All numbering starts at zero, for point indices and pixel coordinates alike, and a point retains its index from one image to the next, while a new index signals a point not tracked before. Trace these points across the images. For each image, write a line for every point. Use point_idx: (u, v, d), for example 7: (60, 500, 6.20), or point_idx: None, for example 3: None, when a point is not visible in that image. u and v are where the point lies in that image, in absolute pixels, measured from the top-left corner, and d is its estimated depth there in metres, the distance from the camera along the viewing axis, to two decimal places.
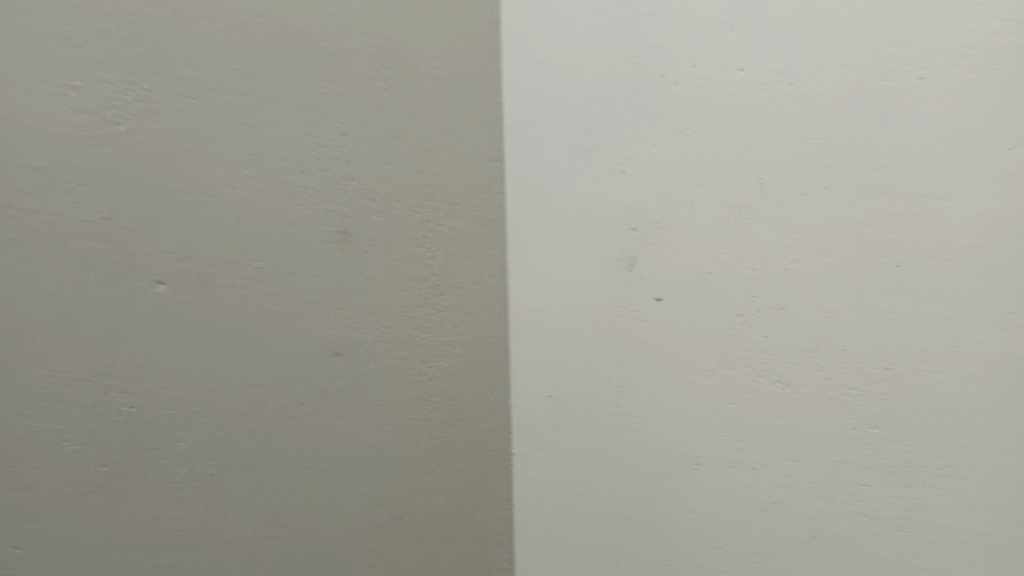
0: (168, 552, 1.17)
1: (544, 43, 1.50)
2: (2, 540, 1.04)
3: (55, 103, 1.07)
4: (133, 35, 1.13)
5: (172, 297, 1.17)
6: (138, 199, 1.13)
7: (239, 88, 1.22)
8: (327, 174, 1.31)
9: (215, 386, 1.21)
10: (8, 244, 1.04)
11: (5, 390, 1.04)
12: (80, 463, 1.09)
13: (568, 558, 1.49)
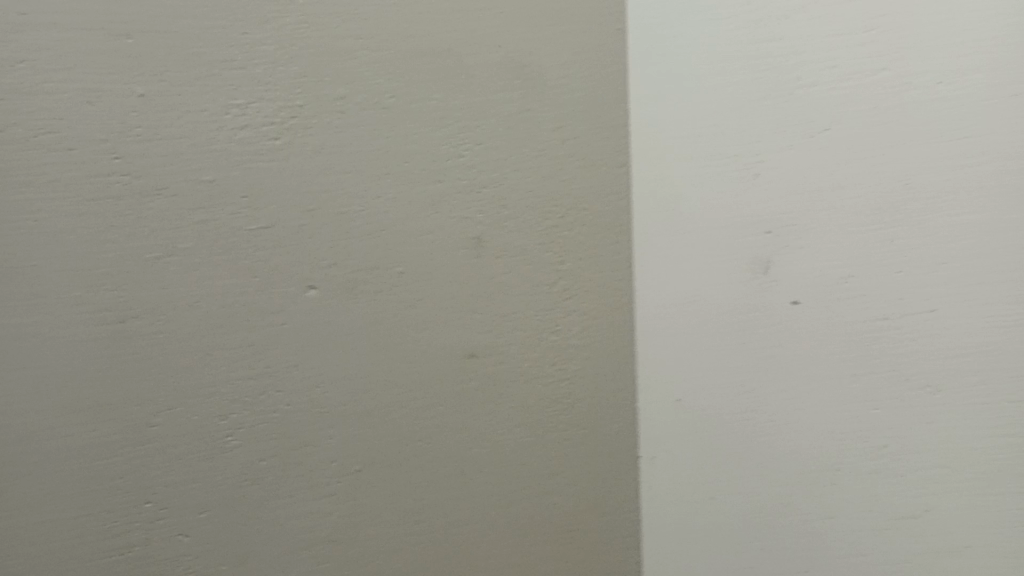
0: (321, 544, 1.23)
1: (672, 45, 1.48)
2: (174, 526, 1.12)
3: (220, 121, 1.15)
4: (288, 54, 1.19)
5: (322, 301, 1.23)
6: (293, 209, 1.20)
7: (383, 102, 1.28)
8: (463, 183, 1.35)
9: (362, 387, 1.27)
10: (181, 253, 1.12)
11: (178, 388, 1.13)
12: (242, 458, 1.17)
13: (699, 563, 1.49)
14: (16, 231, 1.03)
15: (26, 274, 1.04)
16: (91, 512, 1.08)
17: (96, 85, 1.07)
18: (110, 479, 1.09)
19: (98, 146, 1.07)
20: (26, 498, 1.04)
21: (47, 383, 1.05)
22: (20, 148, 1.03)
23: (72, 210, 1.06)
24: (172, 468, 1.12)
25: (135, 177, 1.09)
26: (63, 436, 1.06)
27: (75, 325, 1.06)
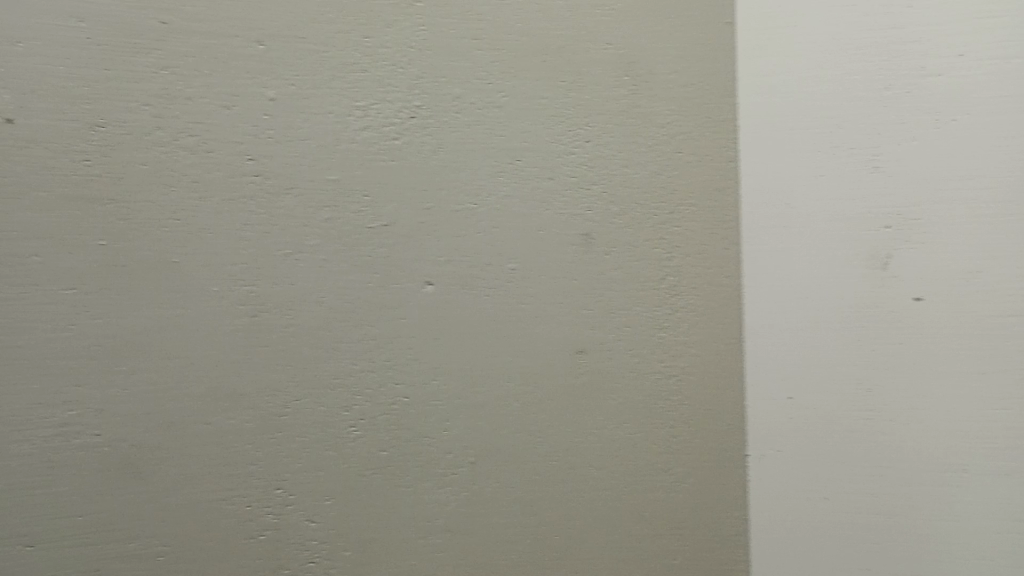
0: (436, 532, 1.26)
1: (788, 38, 1.45)
2: (301, 512, 1.17)
3: (345, 123, 1.19)
4: (407, 57, 1.23)
5: (440, 296, 1.26)
6: (411, 207, 1.24)
7: (496, 101, 1.30)
8: (573, 180, 1.35)
9: (476, 381, 1.29)
10: (308, 250, 1.17)
11: (306, 380, 1.17)
12: (364, 448, 1.21)
13: (812, 565, 1.44)
14: (162, 229, 1.09)
15: (170, 270, 1.09)
16: (227, 497, 1.13)
17: (234, 89, 1.12)
18: (244, 466, 1.14)
19: (235, 148, 1.12)
20: (169, 482, 1.10)
21: (188, 373, 1.10)
22: (165, 150, 1.09)
23: (211, 209, 1.11)
24: (301, 456, 1.17)
25: (267, 177, 1.14)
26: (202, 423, 1.11)
27: (214, 319, 1.12)
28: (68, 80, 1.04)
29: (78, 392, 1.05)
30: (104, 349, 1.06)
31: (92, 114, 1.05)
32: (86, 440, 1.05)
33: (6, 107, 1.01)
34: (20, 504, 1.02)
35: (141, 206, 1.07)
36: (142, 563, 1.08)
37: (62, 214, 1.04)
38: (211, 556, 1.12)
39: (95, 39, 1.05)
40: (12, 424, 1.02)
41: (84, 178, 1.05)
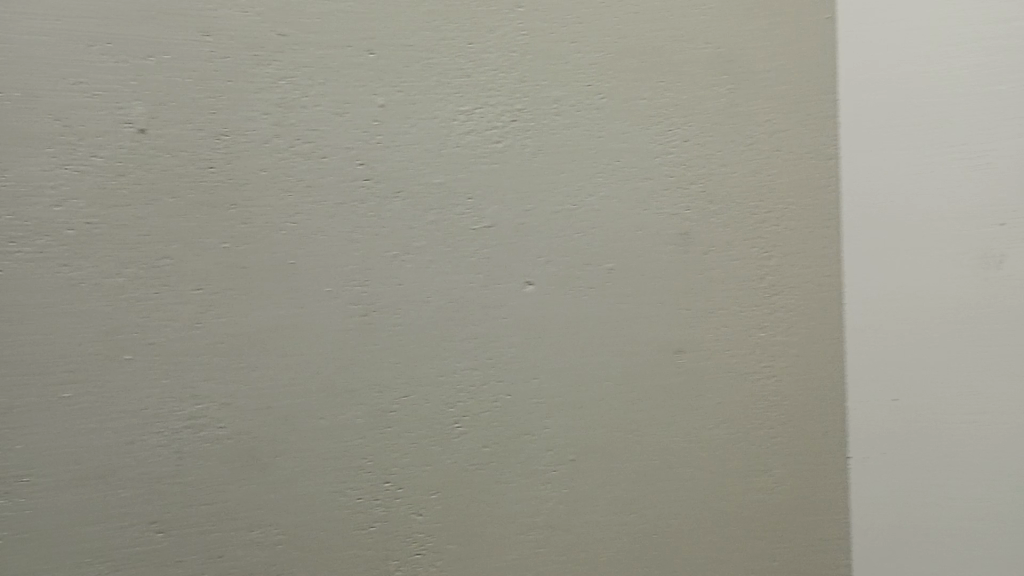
0: (538, 528, 1.28)
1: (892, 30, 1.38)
2: (409, 505, 1.21)
3: (449, 127, 1.22)
4: (509, 62, 1.25)
5: (541, 297, 1.28)
6: (513, 208, 1.26)
7: (595, 103, 1.31)
8: (671, 180, 1.34)
9: (576, 380, 1.30)
10: (415, 252, 1.20)
11: (413, 377, 1.21)
12: (467, 444, 1.24)
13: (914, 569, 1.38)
14: (280, 232, 1.14)
15: (288, 271, 1.14)
16: (340, 489, 1.17)
17: (345, 97, 1.16)
18: (355, 459, 1.18)
19: (347, 155, 1.17)
20: (287, 473, 1.15)
21: (304, 370, 1.15)
22: (283, 157, 1.14)
23: (325, 213, 1.16)
24: (408, 450, 1.21)
25: (377, 181, 1.18)
26: (317, 418, 1.16)
27: (327, 317, 1.16)
28: (195, 91, 1.10)
29: (204, 386, 1.10)
30: (228, 347, 1.11)
31: (217, 123, 1.11)
32: (211, 433, 1.11)
33: (140, 118, 1.08)
34: (152, 492, 1.09)
35: (260, 210, 1.13)
36: (262, 550, 1.13)
37: (190, 218, 1.10)
38: (325, 545, 1.17)
39: (219, 52, 1.11)
40: (145, 417, 1.08)
41: (209, 184, 1.10)
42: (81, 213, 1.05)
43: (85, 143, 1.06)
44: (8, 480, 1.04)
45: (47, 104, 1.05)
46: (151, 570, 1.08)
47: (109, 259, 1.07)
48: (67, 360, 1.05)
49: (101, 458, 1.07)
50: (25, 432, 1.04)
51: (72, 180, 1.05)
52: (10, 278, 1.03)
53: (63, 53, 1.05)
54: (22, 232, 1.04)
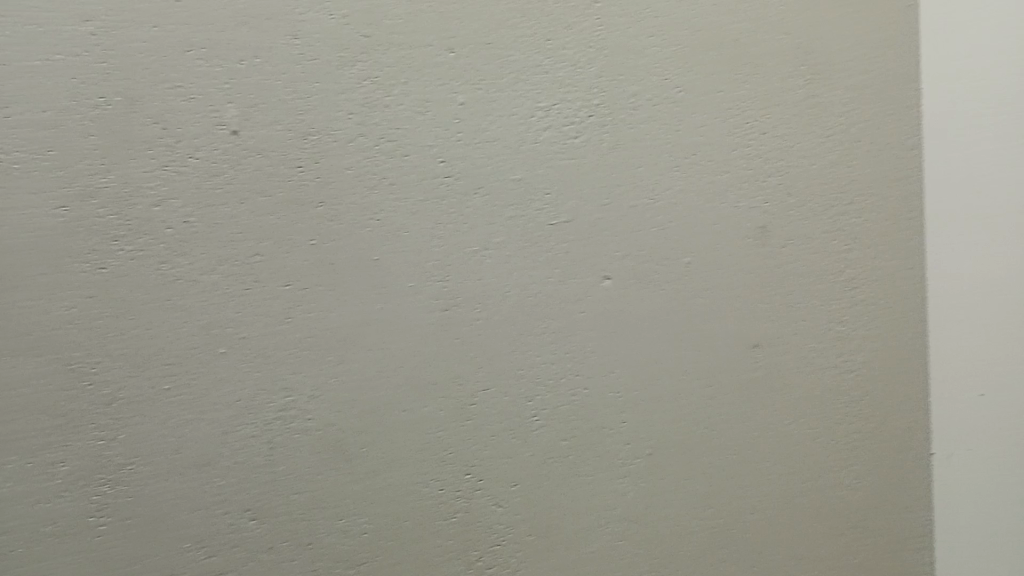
0: (616, 521, 1.28)
1: (959, 18, 1.38)
2: (490, 496, 1.23)
3: (528, 123, 1.23)
4: (587, 57, 1.26)
5: (619, 291, 1.28)
6: (591, 203, 1.26)
7: (672, 97, 1.30)
8: (749, 172, 1.33)
9: (654, 374, 1.29)
10: (494, 247, 1.22)
11: (494, 371, 1.23)
12: (546, 436, 1.25)
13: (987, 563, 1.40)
14: (364, 229, 1.16)
15: (372, 267, 1.17)
16: (423, 480, 1.20)
17: (426, 95, 1.19)
18: (437, 451, 1.20)
19: (429, 152, 1.19)
20: (372, 464, 1.18)
21: (388, 364, 1.18)
22: (368, 155, 1.16)
23: (408, 210, 1.18)
24: (488, 443, 1.22)
25: (457, 178, 1.20)
26: (401, 410, 1.19)
27: (410, 312, 1.19)
28: (285, 93, 1.13)
29: (294, 379, 1.14)
30: (316, 341, 1.15)
31: (306, 124, 1.14)
32: (301, 424, 1.14)
33: (233, 120, 1.11)
34: (246, 481, 1.12)
35: (347, 208, 1.16)
36: (349, 539, 1.17)
37: (280, 216, 1.13)
38: (409, 534, 1.19)
39: (308, 54, 1.14)
40: (239, 409, 1.12)
41: (298, 183, 1.14)
42: (179, 212, 1.09)
43: (182, 145, 1.09)
44: (112, 468, 1.08)
45: (147, 108, 1.09)
46: (245, 556, 1.12)
47: (205, 256, 1.10)
48: (166, 353, 1.09)
49: (198, 448, 1.11)
50: (127, 423, 1.08)
51: (170, 181, 1.09)
52: (114, 275, 1.07)
53: (161, 58, 1.09)
54: (125, 231, 1.08)
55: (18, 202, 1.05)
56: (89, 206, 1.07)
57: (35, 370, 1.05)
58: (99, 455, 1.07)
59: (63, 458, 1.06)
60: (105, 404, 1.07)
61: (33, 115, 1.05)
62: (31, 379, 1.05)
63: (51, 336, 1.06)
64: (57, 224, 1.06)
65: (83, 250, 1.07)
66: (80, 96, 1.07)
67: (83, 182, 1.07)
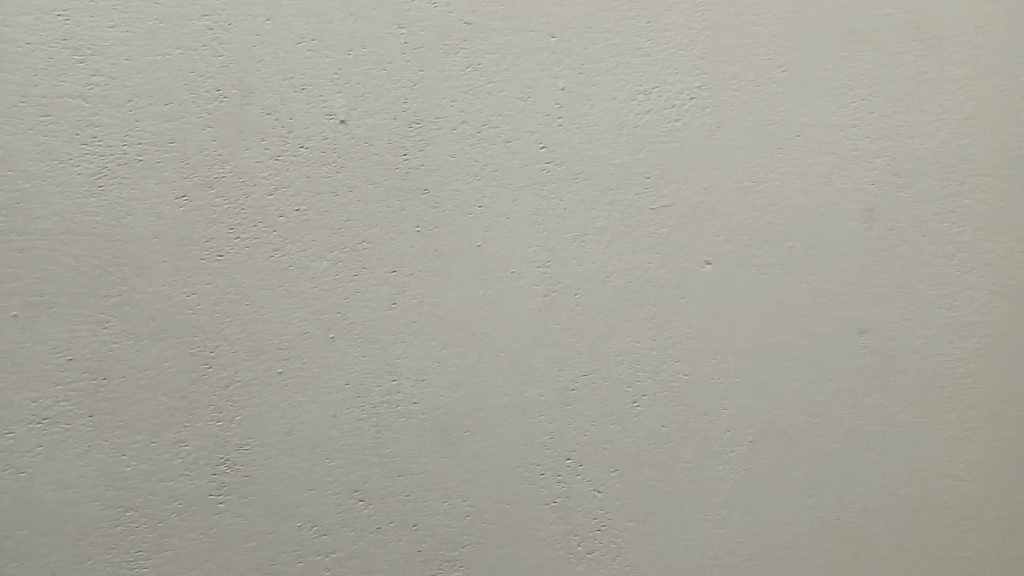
0: (716, 509, 1.27)
1: None
2: (590, 482, 1.23)
3: (628, 107, 1.22)
4: (688, 38, 1.23)
5: (721, 276, 1.25)
6: (691, 187, 1.24)
7: (776, 77, 1.25)
8: (856, 153, 1.27)
9: (756, 360, 1.27)
10: (594, 233, 1.21)
11: (594, 356, 1.22)
12: (646, 423, 1.24)
13: None
14: (467, 216, 1.18)
15: (474, 253, 1.18)
16: (524, 464, 1.21)
17: (527, 81, 1.19)
18: (538, 436, 1.21)
19: (531, 137, 1.19)
20: (475, 449, 1.19)
21: (490, 349, 1.19)
22: (469, 143, 1.17)
23: (508, 196, 1.19)
24: (589, 428, 1.22)
25: (557, 164, 1.20)
26: (502, 395, 1.20)
27: (511, 298, 1.19)
28: (390, 82, 1.15)
29: (400, 364, 1.16)
30: (421, 326, 1.17)
31: (410, 112, 1.15)
32: (407, 407, 1.17)
33: (341, 109, 1.13)
34: (355, 463, 1.15)
35: (449, 195, 1.17)
36: (453, 521, 1.19)
37: (385, 204, 1.15)
38: (511, 518, 1.20)
39: (412, 43, 1.15)
40: (348, 392, 1.15)
41: (403, 171, 1.15)
42: (291, 201, 1.12)
43: (294, 135, 1.12)
44: (230, 449, 1.12)
45: (261, 99, 1.11)
46: (354, 536, 1.16)
47: (315, 243, 1.13)
48: (279, 338, 1.13)
49: (310, 429, 1.14)
50: (244, 405, 1.12)
51: (283, 171, 1.12)
52: (231, 262, 1.11)
53: (274, 50, 1.12)
54: (240, 220, 1.11)
55: (142, 192, 1.09)
56: (207, 196, 1.10)
57: (158, 355, 1.10)
58: (218, 436, 1.11)
59: (185, 439, 1.11)
60: (223, 386, 1.11)
61: (155, 109, 1.09)
62: (155, 362, 1.10)
63: (173, 321, 1.10)
64: (177, 213, 1.10)
65: (202, 238, 1.10)
66: (199, 89, 1.10)
67: (201, 172, 1.10)
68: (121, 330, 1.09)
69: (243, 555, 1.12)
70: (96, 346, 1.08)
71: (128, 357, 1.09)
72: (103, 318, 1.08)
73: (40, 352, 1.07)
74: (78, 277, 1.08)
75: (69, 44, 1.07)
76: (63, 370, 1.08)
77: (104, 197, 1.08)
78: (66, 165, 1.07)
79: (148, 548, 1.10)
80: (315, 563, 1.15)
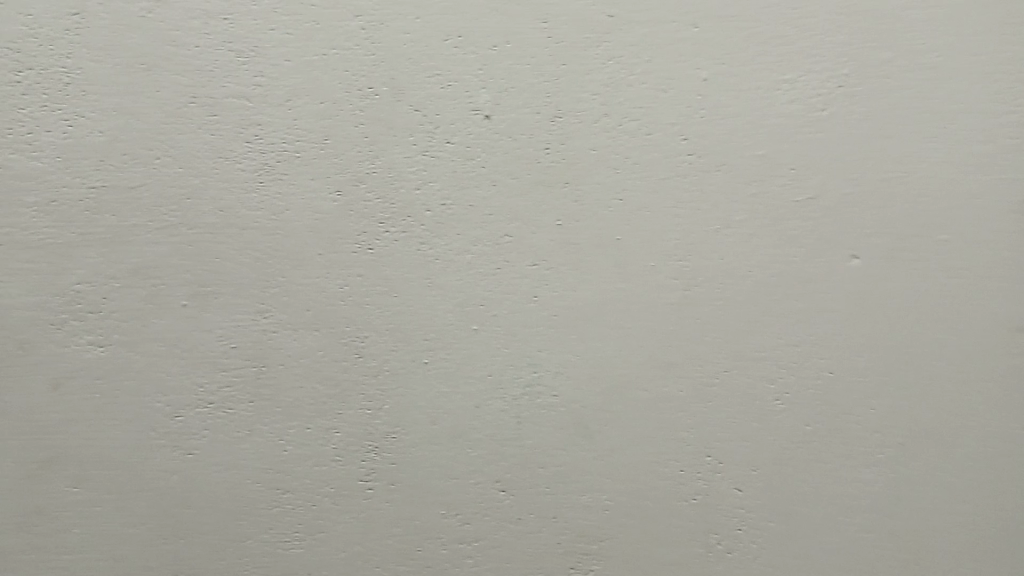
0: (863, 512, 1.22)
1: None
2: (729, 480, 1.20)
3: (772, 97, 1.19)
4: (836, 25, 1.19)
5: (869, 270, 1.20)
6: (839, 178, 1.20)
7: (930, 62, 1.20)
8: (1017, 141, 1.20)
9: (906, 358, 1.21)
10: (736, 226, 1.19)
11: (734, 352, 1.20)
12: (789, 421, 1.20)
13: None
14: (607, 209, 1.17)
15: (613, 246, 1.18)
16: (663, 460, 1.19)
17: (669, 72, 1.18)
18: (677, 432, 1.19)
19: (672, 129, 1.18)
20: (613, 442, 1.18)
21: (629, 343, 1.18)
22: (611, 135, 1.17)
23: (648, 189, 1.18)
24: (729, 425, 1.20)
25: (698, 155, 1.18)
26: (641, 389, 1.19)
27: (651, 292, 1.19)
28: (534, 77, 1.16)
29: (540, 356, 1.17)
30: (560, 319, 1.17)
31: (553, 106, 1.16)
32: (547, 400, 1.17)
33: (486, 104, 1.15)
34: (497, 453, 1.17)
35: (590, 188, 1.17)
36: (591, 514, 1.18)
37: (526, 198, 1.16)
38: (649, 513, 1.19)
39: (555, 37, 1.16)
40: (490, 383, 1.16)
41: (545, 164, 1.16)
42: (437, 195, 1.15)
43: (441, 130, 1.15)
44: (378, 436, 1.15)
45: (410, 96, 1.14)
46: (494, 525, 1.17)
47: (459, 237, 1.15)
48: (424, 329, 1.15)
49: (454, 419, 1.16)
50: (391, 394, 1.15)
51: (429, 166, 1.15)
52: (380, 255, 1.14)
53: (422, 49, 1.15)
54: (390, 214, 1.14)
55: (298, 187, 1.13)
56: (358, 190, 1.14)
57: (311, 344, 1.14)
58: (367, 424, 1.15)
59: (336, 426, 1.14)
60: (371, 376, 1.15)
61: (311, 107, 1.13)
62: (309, 351, 1.14)
63: (326, 312, 1.14)
64: (331, 207, 1.14)
65: (354, 232, 1.14)
66: (352, 87, 1.14)
67: (354, 168, 1.14)
68: (279, 320, 1.13)
69: (389, 540, 1.16)
70: (256, 335, 1.13)
71: (285, 346, 1.14)
72: (263, 308, 1.13)
73: (204, 340, 1.13)
74: (240, 269, 1.13)
75: (233, 47, 1.13)
76: (226, 357, 1.13)
77: (265, 192, 1.13)
78: (231, 162, 1.12)
79: (301, 530, 1.14)
80: (457, 551, 1.16)
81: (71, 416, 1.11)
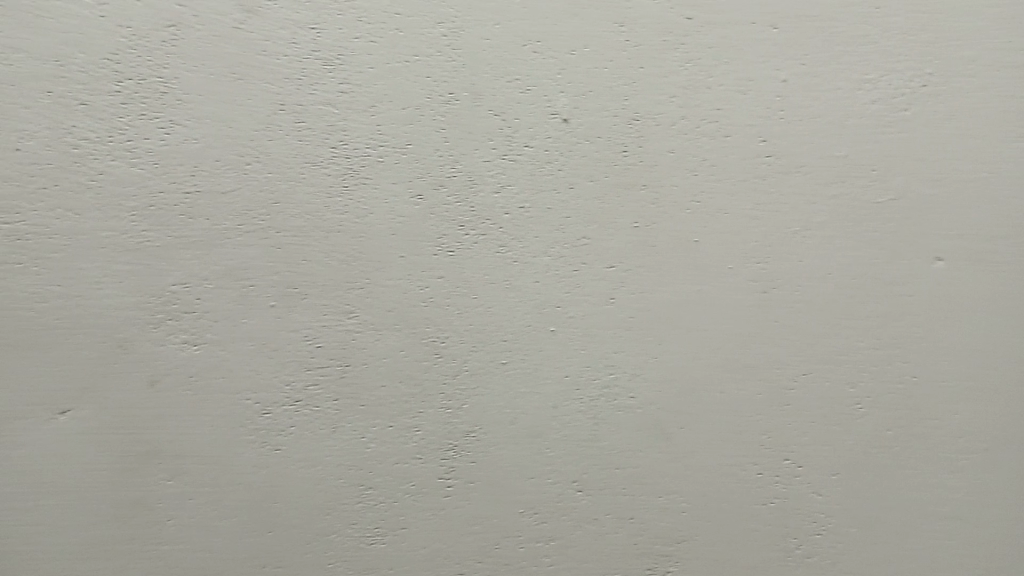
0: (947, 518, 1.20)
1: None
2: (809, 484, 1.19)
3: (853, 98, 1.17)
4: (920, 23, 1.17)
5: (954, 273, 1.18)
6: (923, 179, 1.18)
7: (1017, 61, 1.17)
8: None
9: (991, 362, 1.19)
10: (815, 227, 1.18)
11: (814, 356, 1.18)
12: (871, 426, 1.19)
13: None
14: (684, 211, 1.17)
15: (691, 248, 1.18)
16: (741, 463, 1.19)
17: (747, 74, 1.17)
18: (755, 435, 1.19)
19: (750, 131, 1.17)
20: (691, 444, 1.18)
21: (707, 345, 1.18)
22: (688, 137, 1.17)
23: (726, 191, 1.17)
24: (809, 429, 1.19)
25: (777, 157, 1.17)
26: (719, 391, 1.18)
27: (728, 294, 1.18)
28: (612, 80, 1.17)
29: (617, 358, 1.18)
30: (637, 321, 1.18)
31: (630, 109, 1.17)
32: (624, 402, 1.18)
33: (564, 108, 1.16)
34: (574, 454, 1.18)
35: (667, 191, 1.17)
36: (667, 516, 1.19)
37: (604, 200, 1.17)
38: (726, 516, 1.19)
39: (633, 41, 1.17)
40: (567, 384, 1.18)
41: (622, 167, 1.17)
42: (516, 198, 1.16)
43: (519, 134, 1.16)
44: (458, 436, 1.17)
45: (489, 101, 1.16)
46: (571, 524, 1.18)
47: (538, 239, 1.17)
48: (503, 330, 1.17)
49: (532, 419, 1.18)
50: (470, 394, 1.17)
51: (508, 169, 1.16)
52: (460, 257, 1.16)
53: (501, 54, 1.16)
54: (469, 217, 1.16)
55: (381, 191, 1.16)
56: (439, 194, 1.16)
57: (393, 344, 1.17)
58: (446, 423, 1.17)
59: (416, 424, 1.17)
60: (451, 376, 1.17)
61: (394, 113, 1.16)
62: (390, 351, 1.17)
63: (408, 313, 1.16)
64: (413, 210, 1.16)
65: (435, 235, 1.16)
66: (433, 93, 1.16)
67: (435, 172, 1.16)
68: (362, 321, 1.16)
69: (467, 537, 1.17)
70: (340, 335, 1.16)
71: (367, 346, 1.16)
72: (347, 309, 1.16)
73: (291, 340, 1.16)
74: (325, 271, 1.16)
75: (319, 55, 1.16)
76: (312, 357, 1.16)
77: (349, 196, 1.16)
78: (317, 167, 1.16)
79: (382, 526, 1.17)
80: (535, 549, 1.18)
81: (165, 412, 1.16)
